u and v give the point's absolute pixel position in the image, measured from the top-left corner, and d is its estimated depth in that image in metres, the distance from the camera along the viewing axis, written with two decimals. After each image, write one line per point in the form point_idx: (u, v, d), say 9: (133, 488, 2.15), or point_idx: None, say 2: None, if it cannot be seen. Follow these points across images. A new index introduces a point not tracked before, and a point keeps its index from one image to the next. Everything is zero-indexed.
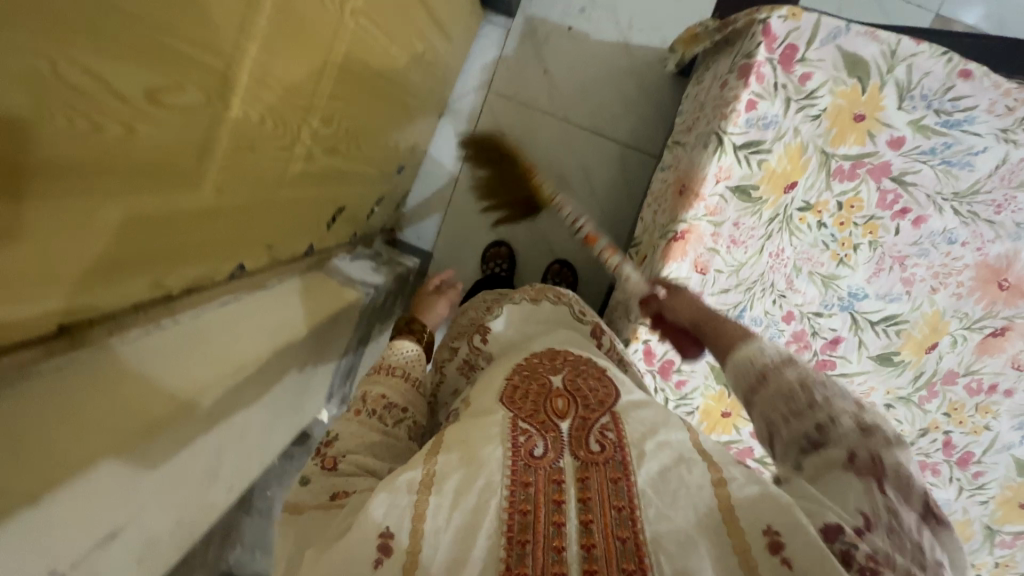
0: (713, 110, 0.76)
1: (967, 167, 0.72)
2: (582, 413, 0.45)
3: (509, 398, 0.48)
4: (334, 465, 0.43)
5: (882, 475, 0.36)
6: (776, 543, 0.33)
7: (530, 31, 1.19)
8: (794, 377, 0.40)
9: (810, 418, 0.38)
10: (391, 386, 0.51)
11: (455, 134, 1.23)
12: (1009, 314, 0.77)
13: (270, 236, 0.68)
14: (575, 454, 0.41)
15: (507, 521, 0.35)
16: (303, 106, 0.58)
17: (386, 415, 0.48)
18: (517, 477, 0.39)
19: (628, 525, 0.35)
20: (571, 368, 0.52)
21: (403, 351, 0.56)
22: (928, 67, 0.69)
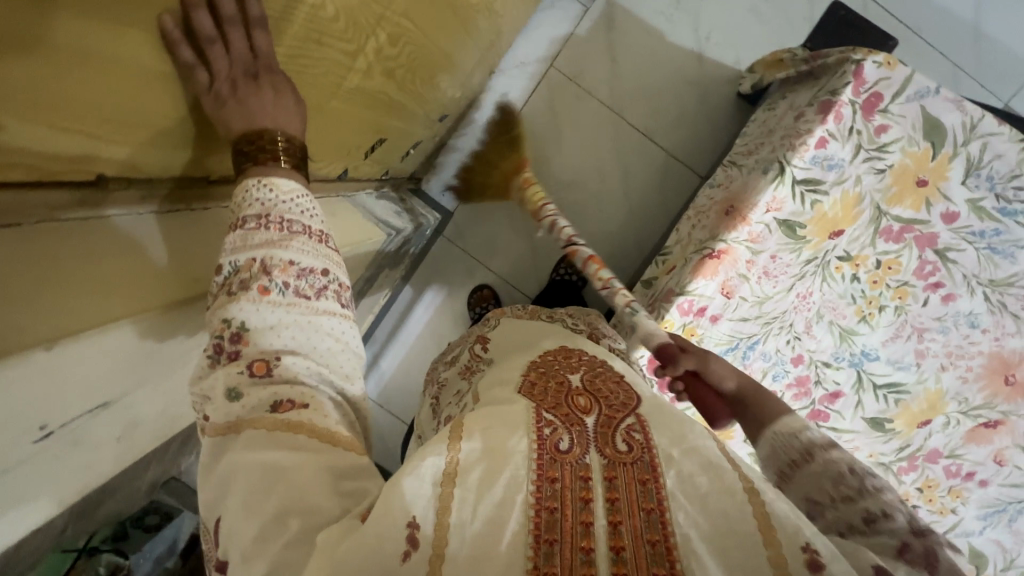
0: (782, 138, 0.75)
1: (1009, 258, 0.72)
2: (608, 412, 0.45)
3: (528, 391, 0.48)
4: (265, 370, 0.37)
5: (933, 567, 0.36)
6: (814, 563, 0.33)
7: (608, 17, 1.16)
8: (841, 460, 0.42)
9: (858, 502, 0.39)
10: (298, 246, 0.41)
11: (505, 100, 1.20)
12: (1006, 409, 0.78)
13: (313, 149, 0.65)
14: (601, 452, 0.41)
15: (533, 518, 0.35)
16: (376, 12, 0.56)
17: (303, 287, 0.40)
18: (543, 471, 0.38)
19: (658, 529, 0.36)
20: (587, 369, 0.53)
21: (287, 197, 0.42)
22: (1002, 150, 0.69)
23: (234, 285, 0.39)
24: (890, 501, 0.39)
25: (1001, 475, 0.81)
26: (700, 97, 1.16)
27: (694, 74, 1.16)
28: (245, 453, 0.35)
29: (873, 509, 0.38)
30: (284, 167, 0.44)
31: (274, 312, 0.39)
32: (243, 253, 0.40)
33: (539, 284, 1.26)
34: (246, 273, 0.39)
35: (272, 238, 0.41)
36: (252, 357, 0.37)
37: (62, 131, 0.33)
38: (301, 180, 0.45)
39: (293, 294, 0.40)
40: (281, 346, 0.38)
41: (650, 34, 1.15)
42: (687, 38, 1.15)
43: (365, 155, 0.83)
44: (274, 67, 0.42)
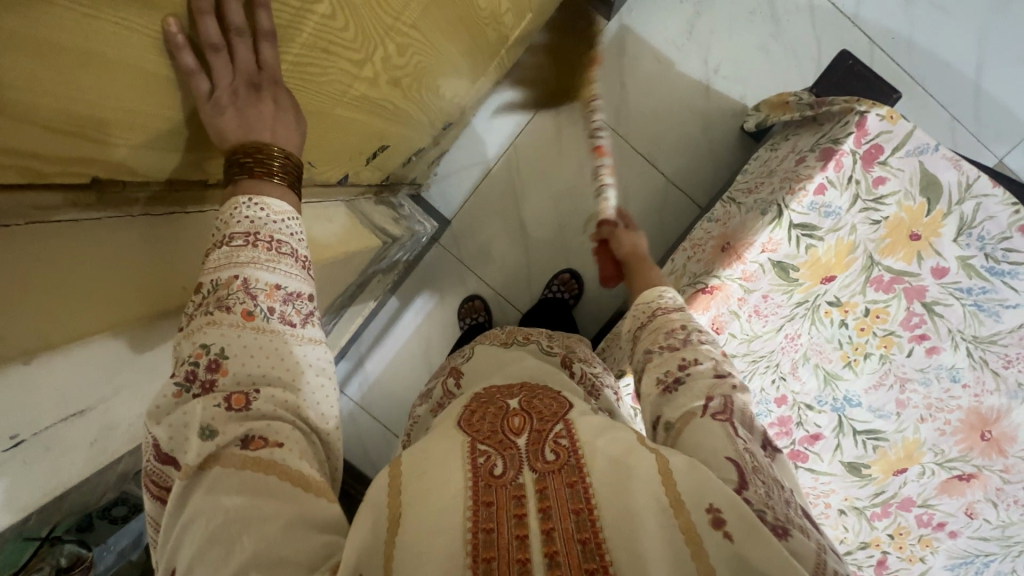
0: (781, 180, 0.76)
1: (994, 316, 0.74)
2: (538, 426, 0.41)
3: (466, 422, 0.44)
4: (244, 405, 0.36)
5: (731, 415, 0.42)
6: (717, 519, 0.33)
7: (620, 40, 1.16)
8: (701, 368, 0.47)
9: (676, 354, 0.49)
10: (285, 271, 0.42)
11: (512, 114, 1.21)
12: (980, 464, 0.79)
13: (315, 155, 0.64)
14: (533, 467, 0.38)
15: (470, 540, 0.33)
16: (385, 22, 0.56)
17: (286, 313, 0.41)
18: (478, 497, 0.36)
19: (586, 528, 0.34)
20: (527, 392, 0.48)
21: (276, 216, 0.42)
22: (994, 212, 0.70)
23: (213, 304, 0.39)
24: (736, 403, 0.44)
25: (971, 527, 0.82)
26: (703, 127, 1.17)
27: (699, 104, 1.16)
28: (212, 498, 0.34)
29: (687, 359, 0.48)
30: (278, 183, 0.44)
31: (257, 338, 0.38)
32: (226, 271, 0.40)
33: (530, 299, 1.25)
34: (226, 292, 0.39)
35: (259, 258, 0.40)
36: (230, 390, 0.37)
37: (59, 136, 0.32)
38: (293, 201, 0.45)
39: (275, 320, 0.40)
40: (256, 376, 0.38)
41: (658, 61, 1.16)
42: (695, 68, 1.15)
43: (366, 161, 0.82)
44: (276, 78, 0.43)
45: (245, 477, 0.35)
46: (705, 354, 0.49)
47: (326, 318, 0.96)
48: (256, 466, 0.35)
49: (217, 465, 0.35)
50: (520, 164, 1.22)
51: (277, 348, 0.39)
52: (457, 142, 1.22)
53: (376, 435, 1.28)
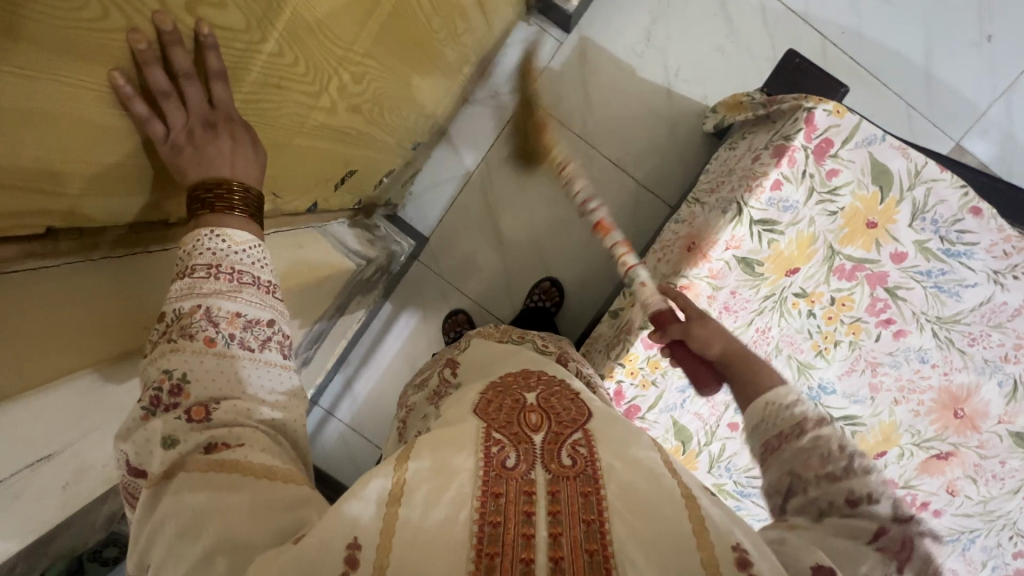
0: (740, 179, 0.78)
1: (955, 296, 0.76)
2: (556, 429, 0.45)
3: (483, 410, 0.48)
4: (204, 416, 0.38)
5: (905, 559, 0.38)
6: (743, 559, 0.35)
7: (580, 51, 1.19)
8: (832, 440, 0.42)
9: (842, 482, 0.40)
10: (246, 298, 0.42)
11: (480, 128, 1.23)
12: (956, 441, 0.81)
13: (278, 186, 0.65)
14: (547, 467, 0.41)
15: (477, 533, 0.35)
16: (337, 54, 0.57)
17: (248, 338, 0.42)
18: (488, 487, 0.39)
19: (597, 539, 0.36)
20: (544, 387, 0.53)
21: (240, 247, 0.43)
22: (945, 196, 0.73)
23: (175, 333, 0.40)
24: (874, 482, 0.41)
25: (954, 504, 0.83)
26: (669, 130, 1.20)
27: (663, 108, 1.19)
28: (179, 496, 0.35)
29: (856, 490, 0.40)
30: (238, 216, 0.44)
31: (218, 364, 0.40)
32: (187, 300, 0.41)
33: (512, 309, 1.26)
34: (188, 321, 0.40)
35: (220, 289, 0.41)
36: (191, 403, 0.38)
37: (13, 190, 0.33)
38: (255, 230, 0.46)
39: (236, 345, 0.41)
40: (217, 391, 0.39)
41: (620, 67, 1.19)
42: (657, 74, 1.18)
43: (335, 187, 0.83)
44: (231, 114, 0.44)
45: (211, 479, 0.35)
46: (875, 484, 0.41)
47: (306, 340, 0.96)
48: (221, 468, 0.36)
49: (182, 471, 0.36)
50: (493, 177, 1.24)
51: (238, 373, 0.40)
52: (429, 159, 1.24)
53: (368, 457, 1.28)
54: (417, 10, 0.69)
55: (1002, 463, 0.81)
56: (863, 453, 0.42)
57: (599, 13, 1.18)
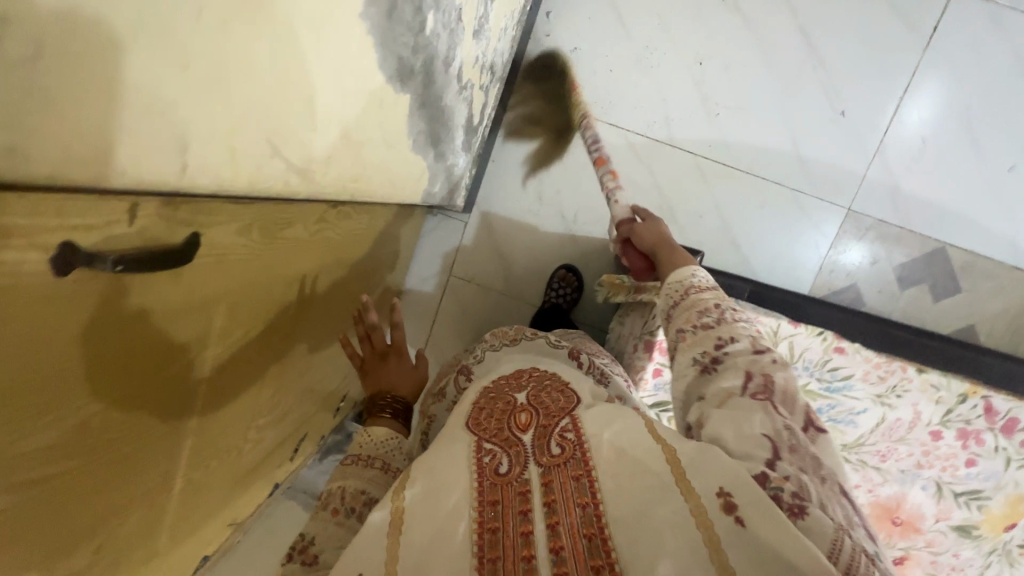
0: (627, 367, 0.88)
1: (851, 424, 0.83)
2: (543, 422, 0.55)
3: (474, 421, 0.58)
4: (314, 560, 0.52)
5: (770, 393, 0.51)
6: (729, 505, 0.43)
7: (485, 224, 1.31)
8: (708, 299, 0.60)
9: (717, 337, 0.56)
10: (369, 479, 0.59)
11: (416, 315, 1.37)
12: (905, 546, 0.86)
13: (230, 514, 0.79)
14: (539, 462, 0.51)
15: (476, 542, 0.46)
16: (243, 428, 0.72)
17: (363, 512, 0.57)
18: (484, 497, 0.49)
19: (593, 525, 0.45)
20: (534, 385, 0.62)
21: (378, 439, 0.63)
22: (807, 344, 0.80)
23: (322, 504, 0.57)
24: (736, 328, 0.56)
25: None
26: (584, 268, 1.29)
27: (572, 251, 1.29)
28: None
29: (723, 335, 0.56)
30: (387, 418, 0.67)
31: (337, 530, 0.54)
32: (332, 482, 0.59)
33: None
34: (329, 495, 0.57)
35: (357, 469, 0.60)
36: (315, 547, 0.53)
37: None
38: (393, 426, 0.66)
39: (356, 515, 0.56)
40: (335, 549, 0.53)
41: (524, 227, 1.30)
42: (557, 225, 1.29)
43: (291, 457, 0.97)
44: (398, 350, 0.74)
45: None
46: (740, 333, 0.56)
47: None
48: None
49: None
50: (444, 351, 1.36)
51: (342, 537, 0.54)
52: None
53: None
54: (307, 326, 0.81)
55: (956, 555, 0.85)
56: (729, 308, 0.59)
57: (492, 189, 1.29)
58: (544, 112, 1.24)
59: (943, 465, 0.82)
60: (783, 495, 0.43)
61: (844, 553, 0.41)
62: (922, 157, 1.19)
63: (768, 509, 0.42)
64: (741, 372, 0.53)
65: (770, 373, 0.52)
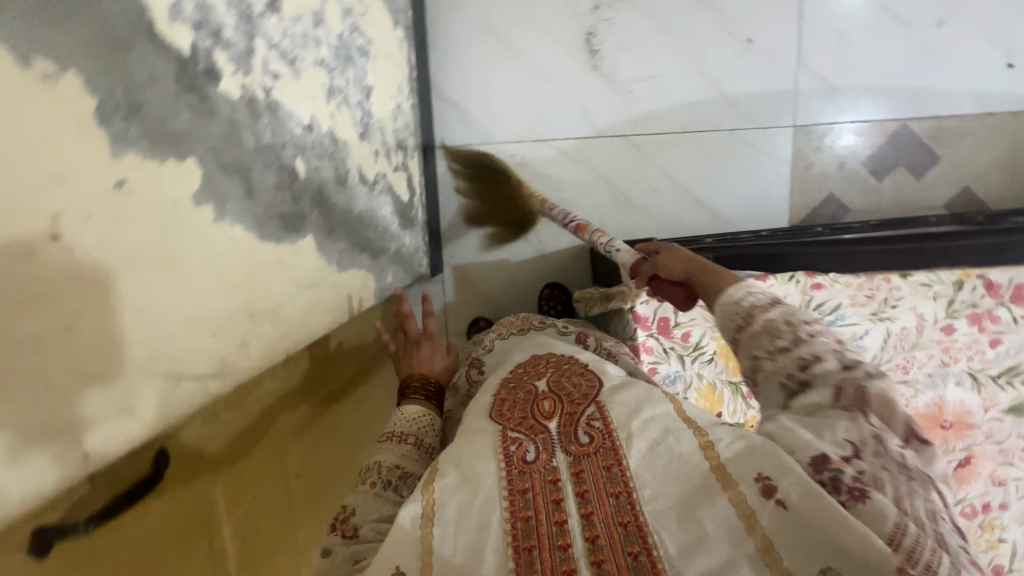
0: None
1: (860, 350, 0.79)
2: (569, 410, 0.58)
3: (497, 413, 0.61)
4: (354, 532, 0.57)
5: (862, 406, 0.48)
6: (768, 488, 0.44)
7: (459, 274, 1.34)
8: (779, 317, 0.54)
9: (796, 356, 0.52)
10: (402, 453, 0.66)
11: None
12: (966, 445, 0.82)
13: None
14: (567, 451, 0.54)
15: (512, 532, 0.48)
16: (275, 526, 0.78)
17: (401, 484, 0.63)
18: (516, 487, 0.51)
19: (627, 512, 0.47)
20: (553, 371, 0.66)
21: (410, 417, 0.71)
22: (784, 292, 0.79)
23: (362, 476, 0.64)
24: (821, 346, 0.52)
25: (1011, 491, 0.83)
26: (566, 280, 1.32)
27: (548, 268, 1.31)
28: None
29: (805, 357, 0.51)
30: (417, 398, 0.74)
31: (376, 500, 0.60)
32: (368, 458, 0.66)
33: None
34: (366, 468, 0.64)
35: (393, 444, 0.67)
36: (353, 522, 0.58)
37: None
38: (424, 405, 0.74)
39: (392, 488, 0.62)
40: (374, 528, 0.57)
41: (495, 264, 1.32)
42: (525, 250, 1.31)
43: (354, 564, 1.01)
44: (429, 338, 0.85)
45: None
46: (824, 348, 0.52)
47: None
48: None
49: None
50: None
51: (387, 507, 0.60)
52: None
53: None
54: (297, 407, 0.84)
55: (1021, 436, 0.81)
56: (804, 319, 0.54)
57: (452, 242, 1.32)
58: (471, 153, 1.27)
59: (968, 354, 0.79)
60: (841, 475, 0.44)
61: (908, 539, 0.40)
62: (842, 48, 1.16)
63: (821, 497, 0.42)
64: (830, 387, 0.50)
65: (863, 385, 0.49)
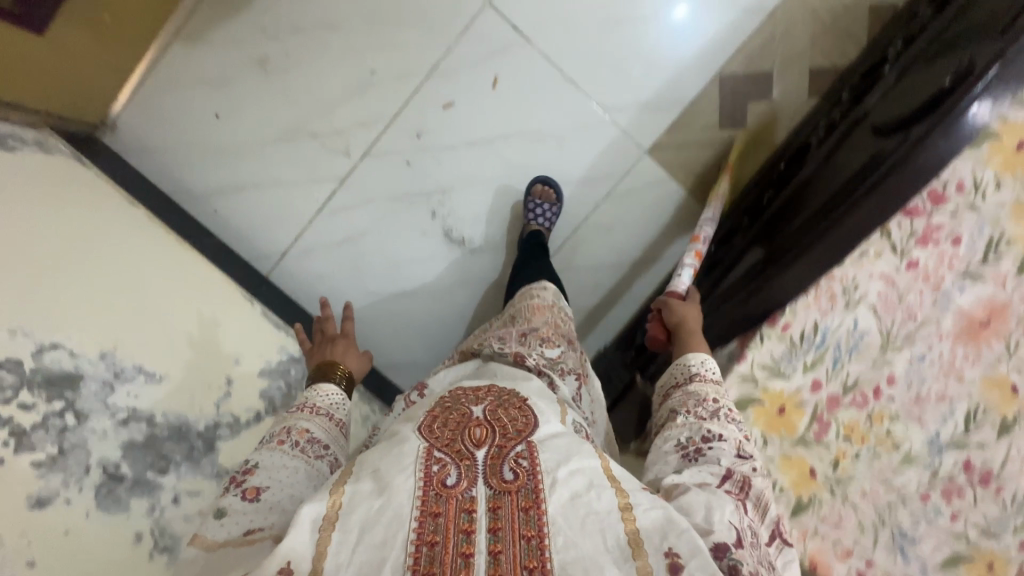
0: None
1: (865, 336, 0.81)
2: (499, 443, 0.60)
3: (428, 428, 0.63)
4: (257, 496, 0.61)
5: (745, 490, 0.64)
6: (675, 566, 0.50)
7: None
8: (711, 396, 0.74)
9: (705, 429, 0.70)
10: (315, 422, 0.73)
11: None
12: (1020, 320, 0.79)
13: None
14: (489, 484, 0.56)
15: (415, 556, 0.50)
16: None
17: (308, 447, 0.69)
18: (428, 507, 0.53)
19: (534, 555, 0.50)
20: (491, 400, 0.67)
21: (328, 397, 0.79)
22: (768, 351, 0.82)
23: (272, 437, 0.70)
24: (727, 432, 0.69)
25: None
26: None
27: None
28: None
29: (711, 433, 0.69)
30: (337, 390, 0.82)
31: (278, 470, 0.65)
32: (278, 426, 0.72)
33: None
34: (275, 433, 0.70)
35: (314, 423, 0.73)
36: (253, 485, 0.62)
37: None
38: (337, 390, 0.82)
39: (299, 448, 0.68)
40: (246, 503, 0.60)
41: None
42: None
43: None
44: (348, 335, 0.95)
45: None
46: (729, 434, 0.69)
47: None
48: None
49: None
50: None
51: (291, 485, 0.64)
52: None
53: None
54: None
55: None
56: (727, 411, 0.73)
57: None
58: None
59: (946, 265, 0.78)
60: (739, 566, 0.53)
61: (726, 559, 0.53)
62: (628, 75, 1.21)
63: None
64: (722, 467, 0.65)
65: (750, 481, 0.64)
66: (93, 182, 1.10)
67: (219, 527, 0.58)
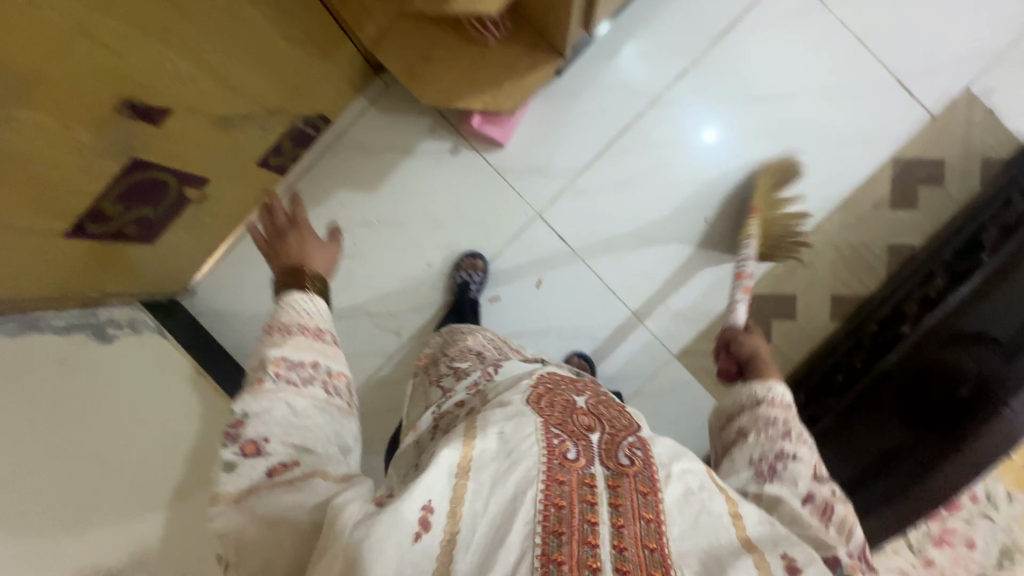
0: None
1: None
2: (610, 434, 0.59)
3: (535, 401, 0.60)
4: (256, 449, 0.56)
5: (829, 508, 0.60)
6: (792, 567, 0.48)
7: None
8: (773, 416, 0.68)
9: (781, 459, 0.63)
10: (319, 349, 0.65)
11: None
12: None
13: None
14: (606, 465, 0.55)
15: (545, 513, 0.48)
16: None
17: (315, 383, 0.62)
18: (554, 474, 0.51)
19: (654, 539, 0.49)
20: (592, 393, 0.66)
21: (310, 310, 0.68)
22: None
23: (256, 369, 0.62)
24: (800, 460, 0.63)
25: None
26: None
27: None
28: None
29: (784, 455, 0.64)
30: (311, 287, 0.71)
31: (282, 420, 0.58)
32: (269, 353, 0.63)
33: None
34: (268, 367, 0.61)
35: (313, 347, 0.65)
36: (248, 441, 0.56)
37: None
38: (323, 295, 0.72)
39: (309, 388, 0.61)
40: (287, 451, 0.56)
41: None
42: None
43: None
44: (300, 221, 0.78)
45: None
46: (800, 462, 0.63)
47: None
48: None
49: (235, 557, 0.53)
50: None
51: (293, 425, 0.58)
52: None
53: None
54: None
55: None
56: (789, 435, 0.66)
57: None
58: None
59: None
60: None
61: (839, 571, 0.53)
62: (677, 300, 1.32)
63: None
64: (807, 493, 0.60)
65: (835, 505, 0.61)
66: (173, 359, 1.22)
67: (235, 479, 0.55)
